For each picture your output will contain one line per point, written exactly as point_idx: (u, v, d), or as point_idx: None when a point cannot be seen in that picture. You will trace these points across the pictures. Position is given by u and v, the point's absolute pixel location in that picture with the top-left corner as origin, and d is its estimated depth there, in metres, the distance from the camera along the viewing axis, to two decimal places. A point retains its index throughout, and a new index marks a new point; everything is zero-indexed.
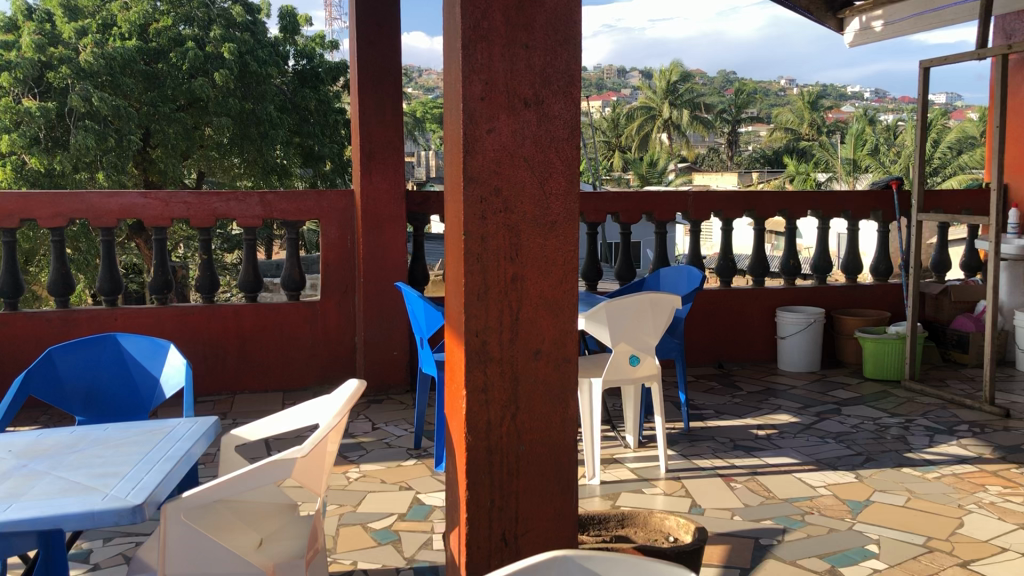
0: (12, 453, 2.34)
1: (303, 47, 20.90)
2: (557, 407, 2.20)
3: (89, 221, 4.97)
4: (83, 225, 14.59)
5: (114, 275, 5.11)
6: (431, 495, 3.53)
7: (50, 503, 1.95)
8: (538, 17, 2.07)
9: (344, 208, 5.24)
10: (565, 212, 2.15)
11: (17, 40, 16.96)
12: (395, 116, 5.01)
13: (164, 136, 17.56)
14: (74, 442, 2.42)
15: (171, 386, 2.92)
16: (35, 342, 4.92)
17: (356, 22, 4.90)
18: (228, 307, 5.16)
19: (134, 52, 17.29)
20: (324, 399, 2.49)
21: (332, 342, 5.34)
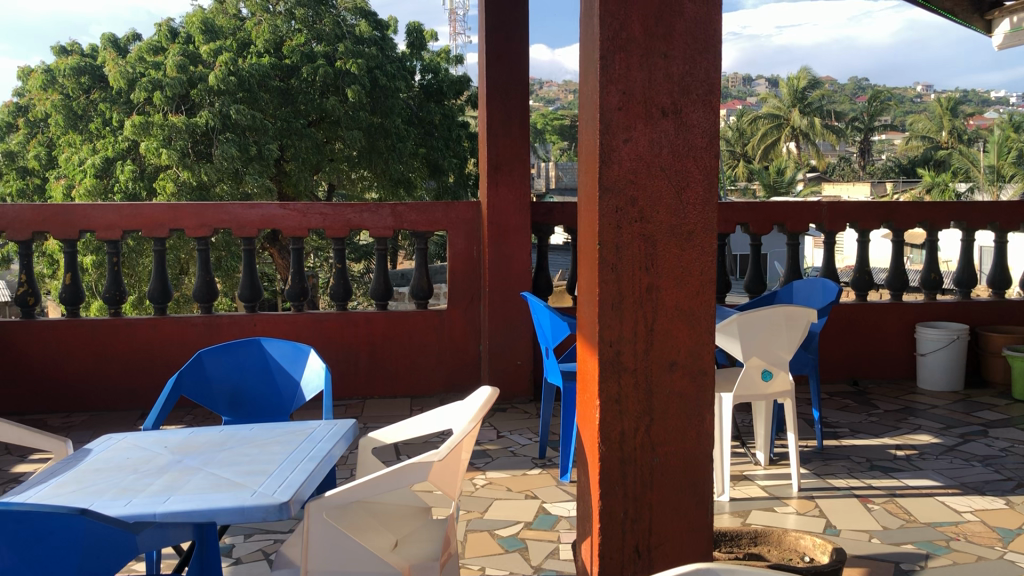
0: (167, 449, 2.49)
1: (430, 62, 21.50)
2: (693, 420, 2.16)
3: (233, 231, 5.23)
4: (226, 234, 15.28)
5: (254, 283, 5.34)
6: (557, 504, 3.53)
7: (203, 497, 2.07)
8: (677, 26, 2.06)
9: (471, 218, 5.33)
10: (702, 221, 2.12)
11: (163, 60, 17.77)
12: (521, 128, 5.06)
13: (296, 151, 18.20)
14: (222, 441, 2.55)
15: (311, 389, 3.04)
16: (180, 344, 5.21)
17: (486, 36, 4.97)
18: (360, 314, 5.32)
19: (269, 69, 18.13)
20: (458, 405, 2.53)
21: (458, 350, 5.42)
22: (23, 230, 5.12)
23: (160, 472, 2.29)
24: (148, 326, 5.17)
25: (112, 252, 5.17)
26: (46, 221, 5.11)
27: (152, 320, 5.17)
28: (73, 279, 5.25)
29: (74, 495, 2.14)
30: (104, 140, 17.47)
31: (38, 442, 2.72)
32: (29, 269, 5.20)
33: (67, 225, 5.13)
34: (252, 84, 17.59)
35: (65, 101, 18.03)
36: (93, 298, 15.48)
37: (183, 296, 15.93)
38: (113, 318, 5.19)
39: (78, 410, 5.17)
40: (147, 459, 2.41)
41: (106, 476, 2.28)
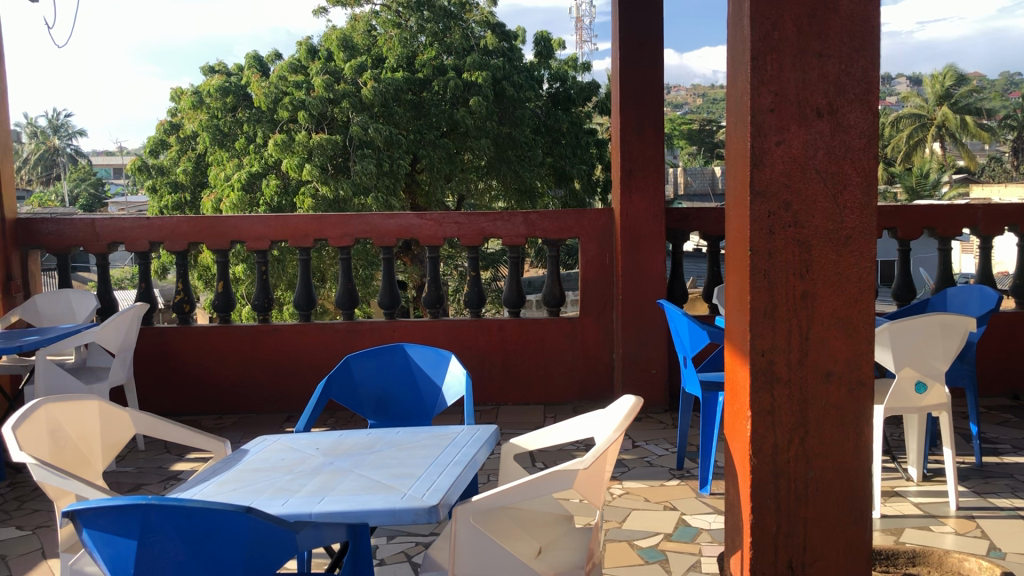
0: (320, 451, 2.59)
1: (558, 70, 21.62)
2: (851, 433, 2.08)
3: (373, 240, 5.39)
4: (365, 242, 15.75)
5: (392, 290, 5.49)
6: (697, 517, 3.46)
7: (357, 498, 2.13)
8: (832, 24, 1.99)
9: (603, 226, 5.30)
10: (862, 225, 2.04)
11: (303, 78, 18.52)
12: (656, 133, 5.01)
13: (430, 160, 18.54)
14: (370, 444, 2.62)
15: (453, 394, 3.10)
16: (323, 350, 5.40)
17: (619, 41, 4.95)
18: (493, 321, 5.37)
19: (402, 83, 18.68)
20: (601, 413, 2.51)
21: (591, 358, 5.40)
22: (180, 241, 5.44)
23: (314, 473, 2.37)
24: (293, 331, 5.38)
25: (260, 261, 5.43)
26: (202, 232, 5.42)
27: (296, 327, 5.38)
28: (225, 287, 5.52)
29: (234, 493, 2.24)
30: (249, 156, 18.34)
31: (201, 443, 2.86)
32: (185, 278, 5.50)
33: (220, 236, 5.43)
34: (388, 99, 18.16)
35: (213, 120, 19.00)
36: (242, 306, 16.25)
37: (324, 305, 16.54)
38: (260, 324, 5.43)
39: (229, 413, 5.43)
40: (300, 461, 2.50)
41: (263, 476, 2.38)
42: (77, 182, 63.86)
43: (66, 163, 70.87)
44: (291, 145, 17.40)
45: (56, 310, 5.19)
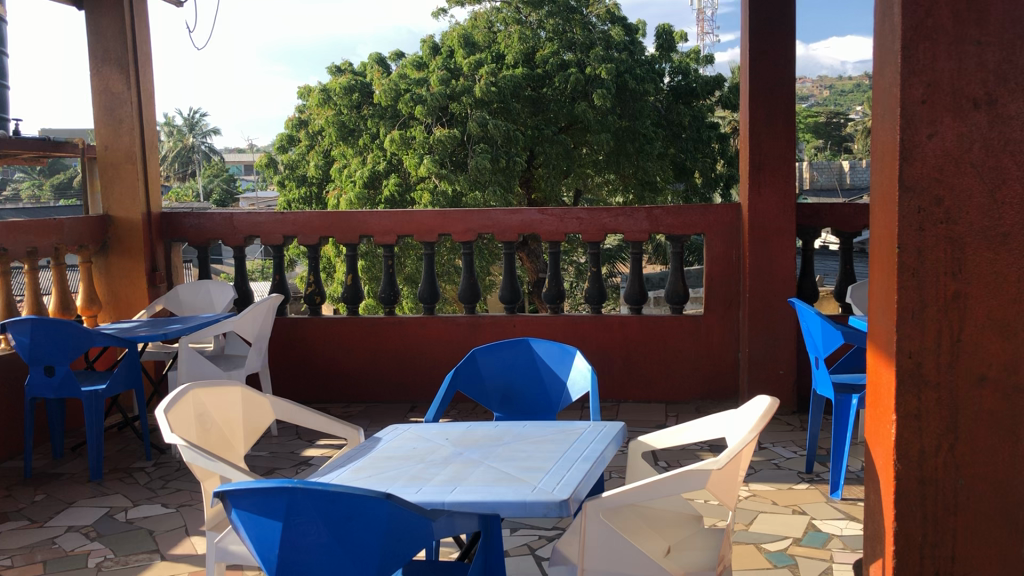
0: (449, 441, 2.64)
1: (679, 63, 21.33)
2: (1005, 441, 2.01)
3: (495, 236, 5.44)
4: (485, 241, 15.91)
5: (513, 285, 5.52)
6: (828, 522, 3.35)
7: (489, 490, 2.15)
8: (993, 9, 1.94)
9: (730, 221, 5.19)
10: (1021, 221, 1.97)
11: (424, 76, 18.86)
12: (787, 126, 4.87)
13: (547, 157, 18.77)
14: (499, 436, 2.65)
15: (578, 390, 3.11)
16: (446, 343, 5.49)
17: (750, 31, 4.84)
18: (614, 318, 5.34)
19: (522, 79, 18.81)
20: (733, 415, 2.46)
21: (716, 357, 5.30)
22: (311, 234, 5.64)
23: (445, 463, 2.41)
24: (417, 324, 5.49)
25: (387, 255, 5.57)
26: (331, 227, 5.60)
27: (421, 320, 5.49)
28: (353, 279, 5.68)
29: (370, 479, 2.31)
30: (372, 153, 18.80)
31: (335, 429, 2.97)
32: (315, 270, 5.69)
33: (349, 230, 5.60)
34: (507, 95, 18.31)
35: (338, 117, 19.54)
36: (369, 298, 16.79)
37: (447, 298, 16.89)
38: (386, 316, 5.57)
39: (355, 402, 5.59)
40: (431, 450, 2.56)
41: (397, 464, 2.44)
42: (211, 178, 67.04)
43: (202, 160, 74.48)
44: (411, 142, 17.77)
45: (197, 300, 5.46)
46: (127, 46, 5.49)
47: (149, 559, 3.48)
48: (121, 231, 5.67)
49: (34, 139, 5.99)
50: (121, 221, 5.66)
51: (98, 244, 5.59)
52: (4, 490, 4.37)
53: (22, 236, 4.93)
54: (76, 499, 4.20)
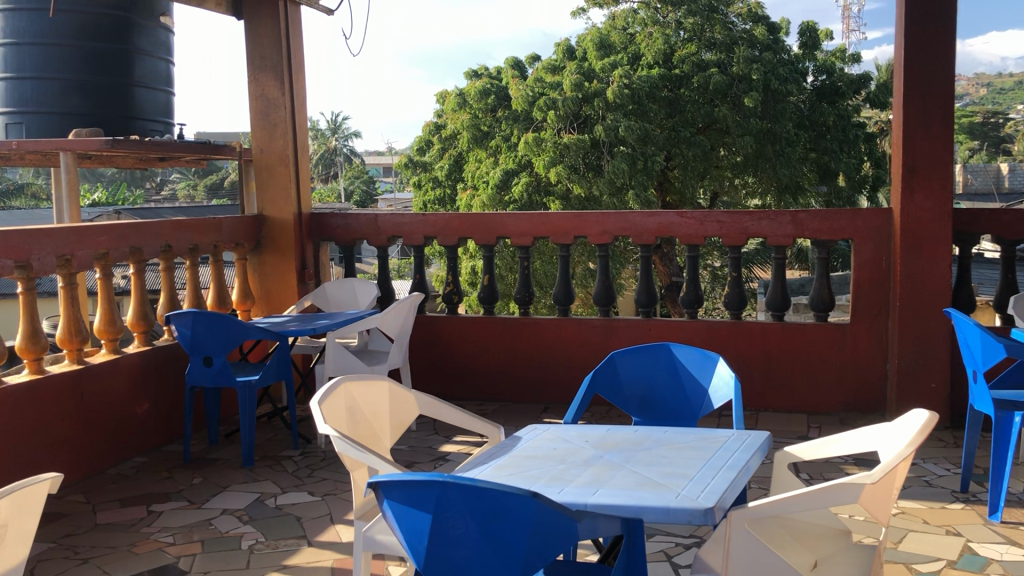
0: (589, 443, 2.65)
1: (823, 62, 20.67)
2: None
3: (633, 238, 5.41)
4: (620, 247, 15.86)
5: (649, 287, 5.47)
6: (986, 545, 3.17)
7: (632, 493, 2.15)
8: None
9: (880, 226, 4.99)
10: None
11: (560, 79, 18.91)
12: (944, 127, 4.65)
13: (684, 159, 18.55)
14: (639, 440, 2.64)
15: (720, 397, 3.06)
16: (582, 345, 5.49)
17: (906, 28, 4.65)
18: (755, 324, 5.22)
19: (658, 80, 18.70)
20: (888, 428, 2.36)
21: (862, 368, 5.10)
22: (450, 235, 5.76)
23: (586, 465, 2.42)
24: (551, 325, 5.53)
25: (523, 256, 5.62)
26: (470, 227, 5.71)
27: (555, 321, 5.52)
28: (490, 280, 5.77)
29: (513, 478, 2.35)
30: (505, 155, 19.00)
31: (475, 427, 3.03)
32: (454, 270, 5.81)
33: (487, 232, 5.69)
34: (642, 97, 18.23)
35: (473, 121, 19.88)
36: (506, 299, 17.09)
37: (583, 300, 17.00)
38: (521, 316, 5.63)
39: (489, 400, 5.68)
40: (572, 451, 2.58)
41: (538, 463, 2.47)
42: (352, 179, 69.44)
43: (344, 162, 77.28)
44: (543, 145, 17.85)
45: (343, 297, 5.68)
46: (282, 54, 5.76)
47: (297, 544, 3.65)
48: (274, 230, 5.96)
49: (195, 142, 6.40)
50: (273, 220, 5.95)
51: (253, 242, 5.90)
52: (165, 472, 4.67)
53: (185, 234, 5.25)
54: (230, 484, 4.44)
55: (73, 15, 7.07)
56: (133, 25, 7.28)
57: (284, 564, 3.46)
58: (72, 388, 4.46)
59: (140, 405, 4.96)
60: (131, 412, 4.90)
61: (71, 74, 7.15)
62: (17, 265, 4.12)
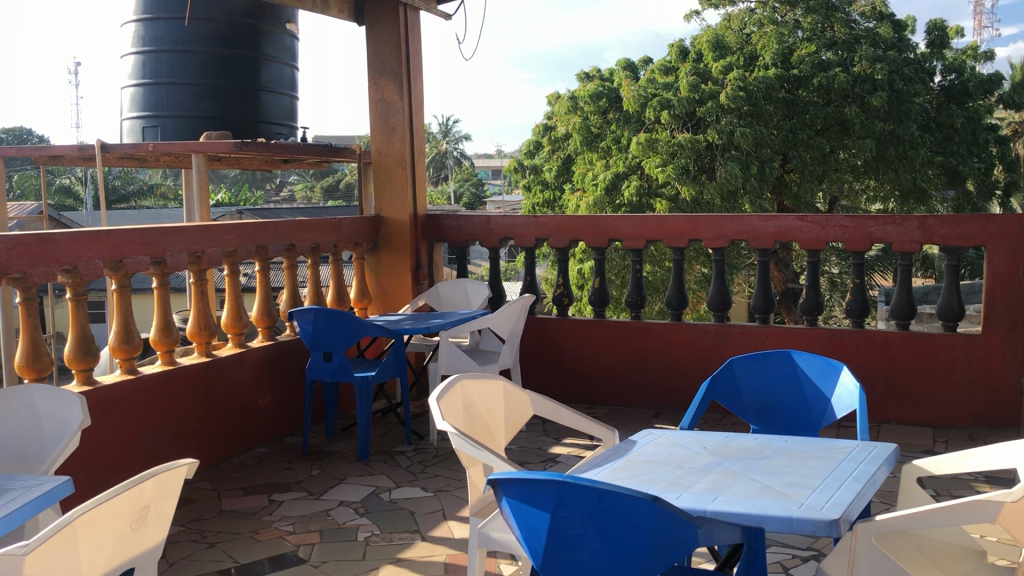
0: (707, 449, 2.61)
1: (953, 60, 19.75)
2: None
3: (750, 242, 5.29)
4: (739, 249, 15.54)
5: (767, 293, 5.33)
6: None
7: (753, 501, 2.11)
8: None
9: (1017, 233, 4.76)
10: None
11: (673, 80, 18.65)
12: None
13: (802, 162, 18.09)
14: (759, 448, 2.59)
15: (843, 407, 2.96)
16: (695, 350, 5.41)
17: None
18: (878, 334, 5.04)
19: (775, 81, 18.29)
20: None
21: (994, 381, 4.86)
22: (563, 237, 5.77)
23: (704, 471, 2.39)
24: (664, 330, 5.46)
25: (636, 259, 5.58)
26: (583, 230, 5.70)
27: (667, 325, 5.46)
28: (601, 283, 5.74)
29: (630, 481, 2.33)
30: (615, 157, 18.91)
31: (590, 429, 3.03)
32: (565, 273, 5.81)
33: (599, 235, 5.67)
34: (758, 98, 17.87)
35: (584, 123, 19.84)
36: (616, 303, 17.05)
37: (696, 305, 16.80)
38: (633, 321, 5.59)
39: (599, 404, 5.67)
40: (690, 457, 2.54)
41: (655, 468, 2.45)
42: (463, 181, 70.39)
43: (455, 164, 78.34)
44: (656, 146, 17.67)
45: (456, 297, 5.76)
46: (401, 57, 5.89)
47: (411, 538, 3.72)
48: (391, 230, 6.10)
49: (317, 146, 6.92)
50: (390, 221, 6.10)
51: (370, 242, 6.06)
52: (286, 462, 4.84)
53: (308, 234, 5.44)
54: (347, 476, 4.57)
55: (206, 23, 7.49)
56: (260, 33, 7.73)
57: (399, 557, 3.54)
58: (201, 379, 4.67)
59: (263, 398, 5.16)
60: (254, 404, 5.10)
61: (203, 79, 7.56)
62: (152, 261, 4.34)
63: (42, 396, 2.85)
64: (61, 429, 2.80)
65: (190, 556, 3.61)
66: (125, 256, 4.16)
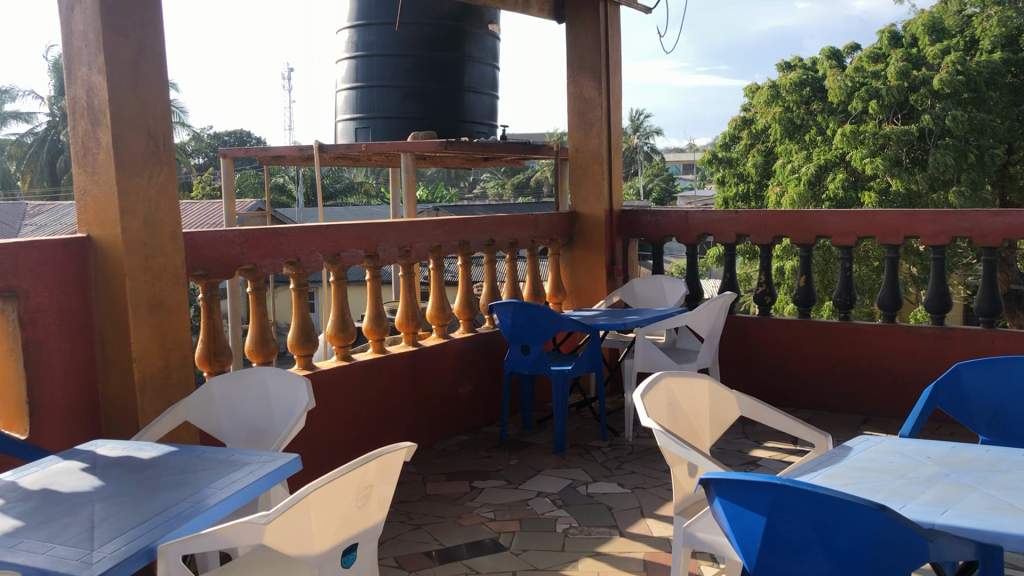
0: (931, 459, 2.45)
1: None
2: None
3: (974, 239, 4.90)
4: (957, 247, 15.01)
5: (993, 295, 4.88)
6: None
7: (988, 518, 1.96)
8: None
9: None
10: None
11: (883, 67, 17.58)
12: None
13: None
14: (991, 461, 2.40)
15: None
16: (910, 355, 5.09)
17: None
18: None
19: (1001, 66, 17.21)
20: None
21: None
22: (765, 234, 5.59)
23: (930, 482, 2.24)
24: (875, 332, 5.18)
25: (845, 258, 5.33)
26: (787, 226, 5.50)
27: (879, 327, 5.17)
28: (807, 282, 5.50)
29: (847, 487, 2.23)
30: (820, 150, 18.07)
31: (802, 433, 2.93)
32: (768, 270, 5.62)
33: (805, 231, 5.45)
34: (980, 84, 16.85)
35: (786, 114, 19.12)
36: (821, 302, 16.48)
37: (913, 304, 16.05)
38: (841, 321, 5.34)
39: (803, 408, 5.47)
40: (912, 467, 2.39)
41: (875, 475, 2.32)
42: (653, 175, 69.71)
43: (646, 159, 77.88)
44: (862, 137, 16.84)
45: (652, 293, 5.71)
46: (601, 53, 5.90)
47: (609, 533, 3.74)
48: (587, 226, 6.14)
49: (517, 143, 7.07)
50: (587, 217, 6.13)
51: (566, 238, 6.12)
52: (485, 451, 4.98)
53: (507, 229, 5.57)
54: (544, 467, 4.64)
55: (416, 27, 7.82)
56: (465, 34, 7.98)
57: (597, 551, 3.56)
58: (407, 367, 4.89)
59: (464, 387, 5.34)
60: (456, 393, 5.28)
61: (410, 81, 7.92)
62: (366, 255, 4.58)
63: (272, 378, 3.07)
64: (289, 409, 3.01)
65: (398, 537, 3.79)
66: (342, 249, 4.42)
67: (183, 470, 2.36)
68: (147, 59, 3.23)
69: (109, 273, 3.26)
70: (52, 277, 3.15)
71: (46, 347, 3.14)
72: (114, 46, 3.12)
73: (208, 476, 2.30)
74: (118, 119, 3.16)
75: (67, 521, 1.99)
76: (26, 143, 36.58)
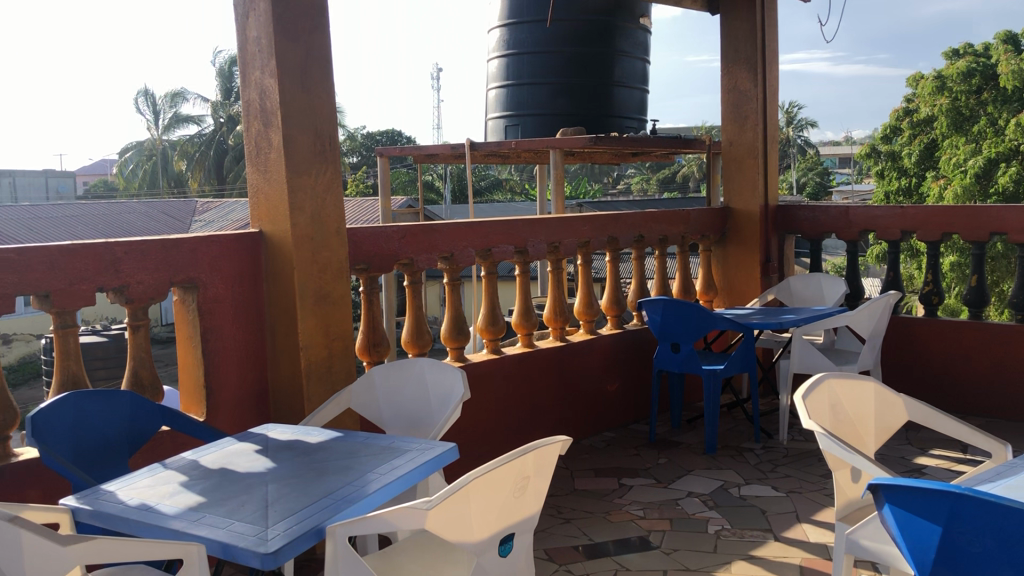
0: None
1: None
2: None
3: None
4: None
5: None
6: None
7: None
8: None
9: None
10: None
11: None
12: None
13: None
14: None
15: None
16: None
17: None
18: None
19: None
20: None
21: None
22: (932, 230, 5.29)
23: None
24: None
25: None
26: (956, 222, 5.18)
27: None
28: (979, 281, 5.17)
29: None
30: (990, 141, 17.06)
31: (978, 441, 2.75)
32: (935, 269, 5.31)
33: (978, 227, 5.11)
34: None
35: (953, 104, 18.29)
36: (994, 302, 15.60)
37: None
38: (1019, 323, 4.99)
39: (974, 414, 5.17)
40: None
41: None
42: (807, 170, 67.49)
43: (799, 153, 75.72)
44: None
45: (809, 292, 5.52)
46: (756, 44, 5.74)
47: (763, 537, 3.64)
48: (740, 222, 6.00)
49: (669, 138, 6.92)
50: (740, 213, 5.99)
51: (717, 234, 6.00)
52: (634, 449, 4.95)
53: (657, 225, 5.51)
54: (695, 467, 4.57)
55: (568, 24, 7.85)
56: (617, 29, 7.94)
57: (751, 554, 3.48)
58: (556, 361, 4.92)
59: (612, 383, 5.32)
60: (603, 389, 5.27)
61: (562, 78, 7.95)
62: (516, 250, 4.64)
63: (431, 369, 3.17)
64: (446, 399, 3.09)
65: (548, 530, 3.83)
66: (493, 245, 4.48)
67: (349, 454, 2.46)
68: (315, 62, 3.38)
69: (279, 266, 3.45)
70: (227, 269, 3.35)
71: (222, 334, 3.36)
72: (285, 50, 3.29)
73: (373, 462, 2.40)
74: (289, 119, 3.32)
75: (244, 500, 2.12)
76: (196, 143, 39.06)
